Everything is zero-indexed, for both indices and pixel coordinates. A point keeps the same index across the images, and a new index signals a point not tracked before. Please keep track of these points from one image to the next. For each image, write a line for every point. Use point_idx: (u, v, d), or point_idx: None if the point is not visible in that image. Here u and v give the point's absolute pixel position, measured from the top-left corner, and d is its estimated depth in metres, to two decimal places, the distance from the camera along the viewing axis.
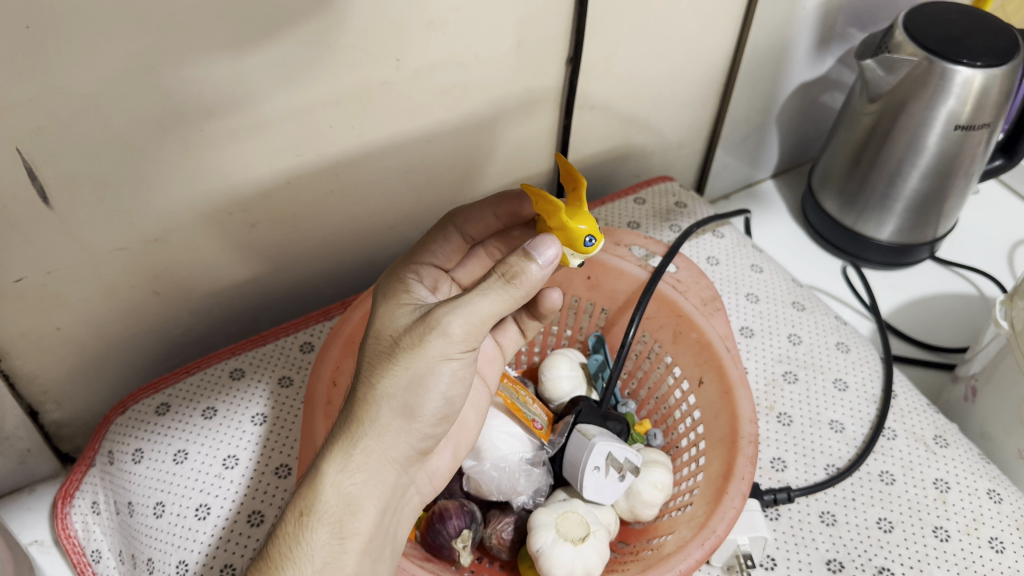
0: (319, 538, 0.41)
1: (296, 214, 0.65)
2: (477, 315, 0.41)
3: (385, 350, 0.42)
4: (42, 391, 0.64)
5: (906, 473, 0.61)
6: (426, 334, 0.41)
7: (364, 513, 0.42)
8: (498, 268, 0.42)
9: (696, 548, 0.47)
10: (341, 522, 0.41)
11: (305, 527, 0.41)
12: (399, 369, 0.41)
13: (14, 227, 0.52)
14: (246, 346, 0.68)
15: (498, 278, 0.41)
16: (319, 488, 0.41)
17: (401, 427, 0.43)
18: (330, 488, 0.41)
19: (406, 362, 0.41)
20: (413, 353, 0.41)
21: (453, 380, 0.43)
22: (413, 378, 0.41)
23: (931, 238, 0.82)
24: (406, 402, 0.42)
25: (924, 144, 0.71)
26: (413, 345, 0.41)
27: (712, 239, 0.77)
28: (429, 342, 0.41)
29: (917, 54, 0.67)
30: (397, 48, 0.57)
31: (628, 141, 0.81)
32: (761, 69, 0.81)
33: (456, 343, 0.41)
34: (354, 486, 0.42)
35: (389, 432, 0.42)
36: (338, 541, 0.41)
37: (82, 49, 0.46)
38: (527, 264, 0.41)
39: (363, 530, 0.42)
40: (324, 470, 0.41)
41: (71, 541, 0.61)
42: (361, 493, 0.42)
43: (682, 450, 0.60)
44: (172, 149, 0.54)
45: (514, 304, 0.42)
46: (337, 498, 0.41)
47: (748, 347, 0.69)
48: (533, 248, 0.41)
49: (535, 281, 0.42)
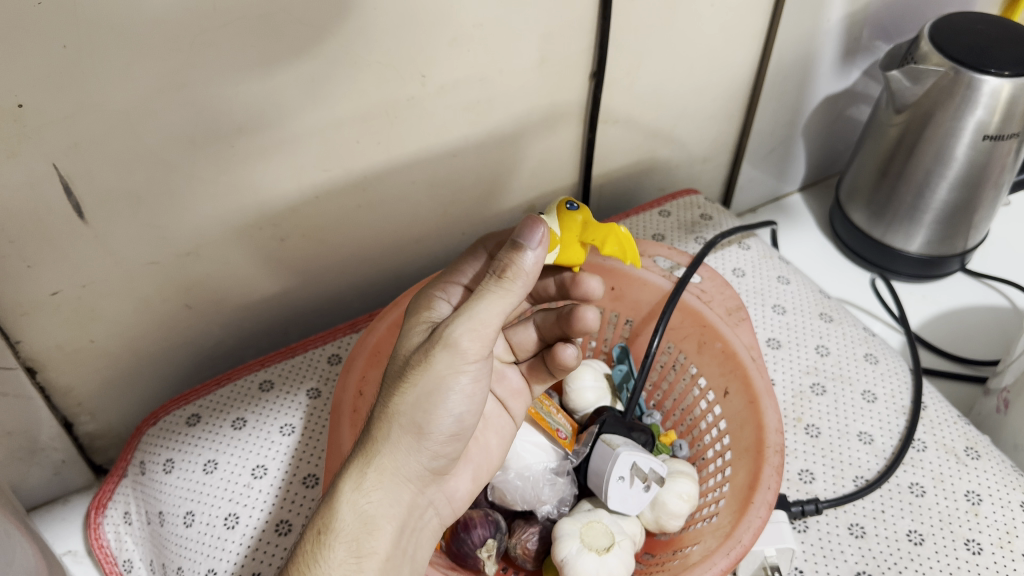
0: (336, 556, 0.41)
1: (326, 228, 0.66)
2: (479, 318, 0.41)
3: (398, 370, 0.43)
4: (77, 403, 0.65)
5: (937, 485, 0.60)
6: (432, 348, 0.42)
7: (381, 533, 0.42)
8: (491, 266, 0.42)
9: (721, 558, 0.47)
10: (358, 541, 0.41)
11: (322, 545, 0.41)
12: (408, 388, 0.42)
13: (49, 241, 0.54)
14: (275, 358, 0.69)
15: (491, 276, 0.42)
16: (336, 506, 0.42)
17: (411, 446, 0.43)
18: (348, 507, 0.42)
19: (414, 380, 0.42)
20: (421, 368, 0.42)
21: (463, 397, 0.43)
22: (422, 394, 0.42)
23: (961, 249, 0.81)
24: (416, 420, 0.42)
25: (951, 156, 0.71)
26: (420, 361, 0.42)
27: (738, 251, 0.77)
28: (436, 357, 0.42)
29: (942, 64, 0.67)
30: (423, 65, 0.58)
31: (653, 155, 0.81)
32: (786, 82, 0.81)
33: (463, 355, 0.42)
34: (371, 504, 0.42)
35: (400, 451, 0.43)
36: (355, 559, 0.41)
37: (117, 67, 0.48)
38: (517, 255, 0.41)
39: (380, 549, 0.42)
40: (341, 489, 0.42)
41: (104, 551, 0.61)
42: (376, 512, 0.42)
43: (708, 461, 0.59)
44: (204, 166, 0.56)
45: (519, 298, 0.43)
46: (354, 516, 0.42)
47: (775, 359, 0.68)
48: (522, 237, 0.41)
49: (530, 270, 0.41)
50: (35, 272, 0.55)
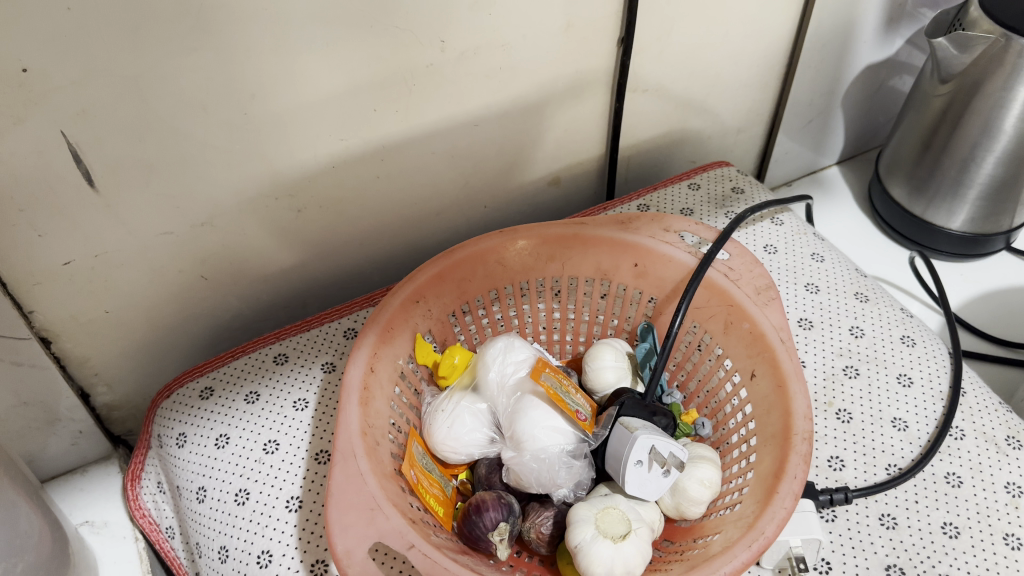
0: None
1: (343, 199, 0.64)
2: None
3: None
4: (94, 373, 0.65)
5: (975, 475, 0.57)
6: None
7: None
8: None
9: (743, 550, 0.45)
10: None
11: None
12: None
13: (59, 210, 0.52)
14: (290, 332, 0.67)
15: None
16: None
17: None
18: None
19: None
20: None
21: None
22: None
23: (1007, 228, 0.77)
24: None
25: (1000, 128, 0.67)
26: None
27: (770, 226, 0.74)
28: None
29: (993, 31, 0.63)
30: (442, 30, 0.56)
31: (684, 125, 0.78)
32: (825, 50, 0.78)
33: None
34: None
35: None
36: None
37: (125, 31, 0.46)
38: None
39: None
40: None
41: (147, 519, 0.62)
42: None
43: (732, 446, 0.57)
44: (216, 134, 0.54)
45: None
46: None
47: (806, 340, 0.66)
48: None
49: None
50: (46, 242, 0.54)
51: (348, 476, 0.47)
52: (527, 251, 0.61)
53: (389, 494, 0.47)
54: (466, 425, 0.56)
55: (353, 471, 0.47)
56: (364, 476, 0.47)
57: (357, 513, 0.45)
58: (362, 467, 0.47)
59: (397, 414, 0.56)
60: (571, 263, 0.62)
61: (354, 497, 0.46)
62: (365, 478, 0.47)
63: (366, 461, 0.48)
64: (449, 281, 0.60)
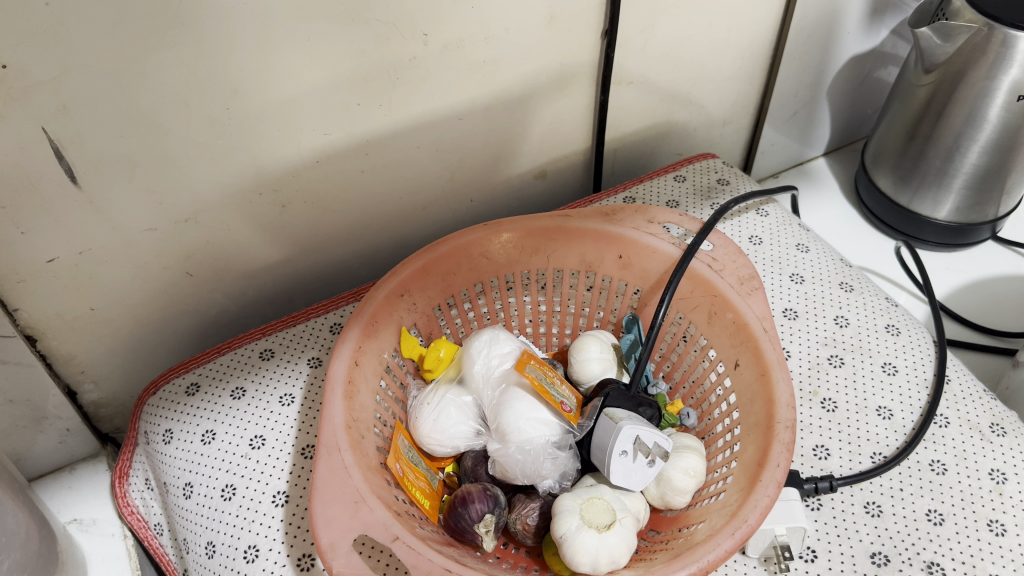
0: None
1: (328, 193, 0.64)
2: None
3: None
4: (80, 371, 0.64)
5: (959, 462, 0.57)
6: None
7: None
8: None
9: (725, 538, 0.45)
10: None
11: None
12: None
13: (41, 206, 0.52)
14: (277, 327, 0.67)
15: None
16: None
17: None
18: None
19: None
20: None
21: None
22: None
23: (992, 217, 0.77)
24: None
25: (984, 117, 0.67)
26: None
27: (756, 217, 0.74)
28: None
29: (976, 21, 0.63)
30: (423, 23, 0.56)
31: (669, 118, 0.78)
32: (810, 42, 0.78)
33: None
34: None
35: None
36: None
37: (104, 27, 0.46)
38: None
39: None
40: None
41: (135, 516, 0.62)
42: None
43: (717, 435, 0.57)
44: (200, 130, 0.54)
45: None
46: None
47: (791, 329, 0.66)
48: None
49: None
50: (29, 239, 0.53)
51: (333, 469, 0.47)
52: (511, 244, 0.61)
53: (374, 486, 0.47)
54: (452, 417, 0.56)
55: (337, 464, 0.47)
56: (349, 469, 0.47)
57: (342, 506, 0.45)
58: (347, 460, 0.47)
59: (382, 408, 0.56)
60: (556, 256, 0.62)
61: (338, 490, 0.46)
62: (350, 471, 0.47)
63: (351, 454, 0.48)
64: (434, 275, 0.60)
